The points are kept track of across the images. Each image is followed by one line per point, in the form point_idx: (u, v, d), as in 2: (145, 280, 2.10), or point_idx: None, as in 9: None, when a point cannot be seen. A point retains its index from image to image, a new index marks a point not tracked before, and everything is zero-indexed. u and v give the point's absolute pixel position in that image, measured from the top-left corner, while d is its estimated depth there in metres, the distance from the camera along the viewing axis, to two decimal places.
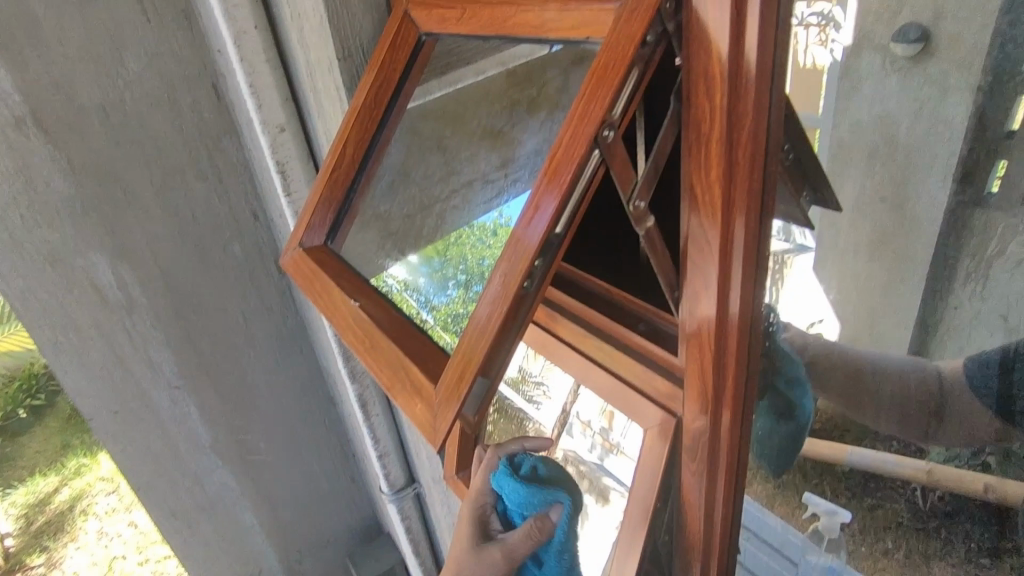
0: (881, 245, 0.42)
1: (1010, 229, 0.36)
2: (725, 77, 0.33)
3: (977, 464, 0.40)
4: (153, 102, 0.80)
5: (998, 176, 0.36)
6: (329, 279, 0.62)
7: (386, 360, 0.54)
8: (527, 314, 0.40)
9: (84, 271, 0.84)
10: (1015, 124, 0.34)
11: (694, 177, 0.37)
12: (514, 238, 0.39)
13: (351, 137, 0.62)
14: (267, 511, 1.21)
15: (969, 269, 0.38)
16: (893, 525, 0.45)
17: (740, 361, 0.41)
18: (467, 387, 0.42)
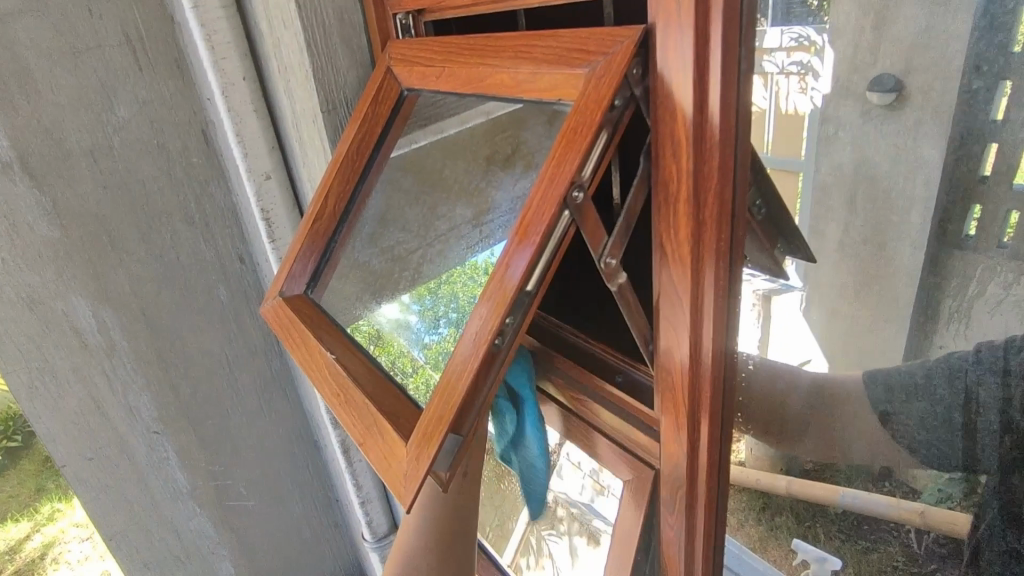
0: (867, 285, 0.42)
1: (988, 271, 0.37)
2: (689, 140, 0.34)
3: (970, 504, 0.45)
4: (142, 148, 0.81)
5: (974, 220, 0.37)
6: (306, 329, 0.61)
7: (358, 415, 0.52)
8: (499, 370, 0.40)
9: (64, 314, 0.83)
10: (987, 169, 0.36)
11: (664, 235, 0.38)
12: (487, 294, 0.39)
13: (333, 187, 0.62)
14: (246, 562, 1.17)
15: (952, 309, 0.40)
16: (888, 569, 0.49)
17: (715, 420, 0.41)
18: (436, 447, 0.40)
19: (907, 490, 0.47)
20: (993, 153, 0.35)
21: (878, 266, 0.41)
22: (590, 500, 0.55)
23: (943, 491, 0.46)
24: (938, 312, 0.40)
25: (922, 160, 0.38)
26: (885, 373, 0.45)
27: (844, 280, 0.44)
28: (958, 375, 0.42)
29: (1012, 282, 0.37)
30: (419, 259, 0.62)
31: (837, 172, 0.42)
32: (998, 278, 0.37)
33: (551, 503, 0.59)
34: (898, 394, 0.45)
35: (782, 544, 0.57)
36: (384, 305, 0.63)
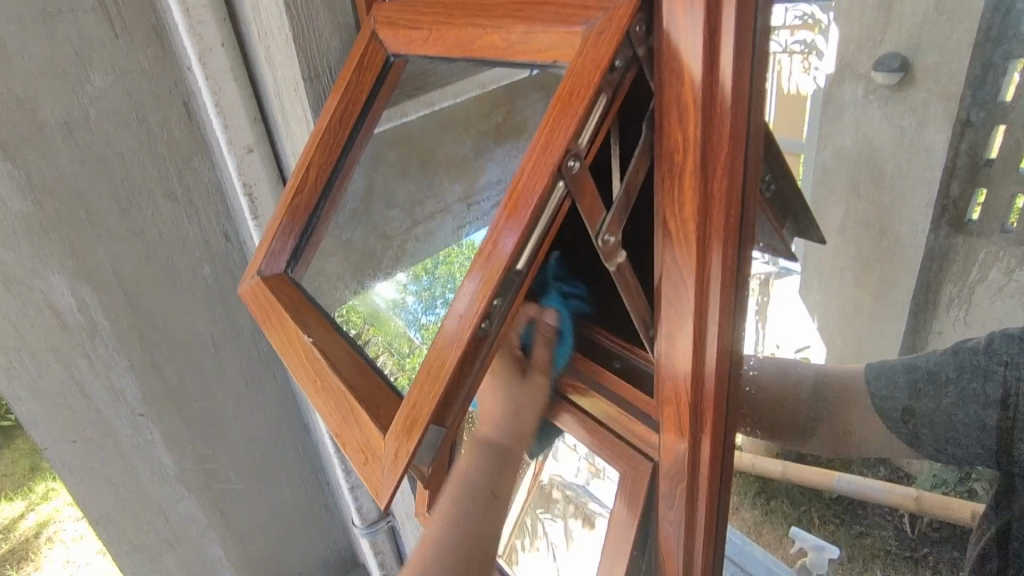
0: (868, 271, 0.42)
1: (992, 253, 0.36)
2: (697, 104, 0.32)
3: (964, 491, 0.43)
4: (120, 120, 0.79)
5: (979, 203, 0.37)
6: (284, 312, 0.60)
7: (336, 403, 0.51)
8: (486, 355, 0.38)
9: (42, 291, 0.83)
10: (992, 152, 0.36)
11: (668, 211, 0.36)
12: (473, 275, 0.37)
13: (314, 160, 0.61)
14: (236, 546, 1.17)
15: (953, 296, 0.40)
16: (882, 553, 0.45)
17: (719, 406, 0.39)
18: (417, 437, 0.39)
19: (902, 475, 0.46)
20: (1000, 135, 0.36)
21: (882, 249, 0.42)
22: (585, 483, 0.52)
23: (939, 477, 0.44)
24: (938, 296, 0.40)
25: (926, 147, 0.39)
26: (893, 368, 0.45)
27: (844, 266, 0.44)
28: (971, 368, 0.41)
29: (1012, 271, 0.36)
30: (404, 234, 0.61)
31: (839, 153, 0.42)
32: (999, 264, 0.36)
33: (547, 483, 0.56)
34: (903, 389, 0.45)
35: (777, 529, 0.54)
36: (380, 283, 0.61)
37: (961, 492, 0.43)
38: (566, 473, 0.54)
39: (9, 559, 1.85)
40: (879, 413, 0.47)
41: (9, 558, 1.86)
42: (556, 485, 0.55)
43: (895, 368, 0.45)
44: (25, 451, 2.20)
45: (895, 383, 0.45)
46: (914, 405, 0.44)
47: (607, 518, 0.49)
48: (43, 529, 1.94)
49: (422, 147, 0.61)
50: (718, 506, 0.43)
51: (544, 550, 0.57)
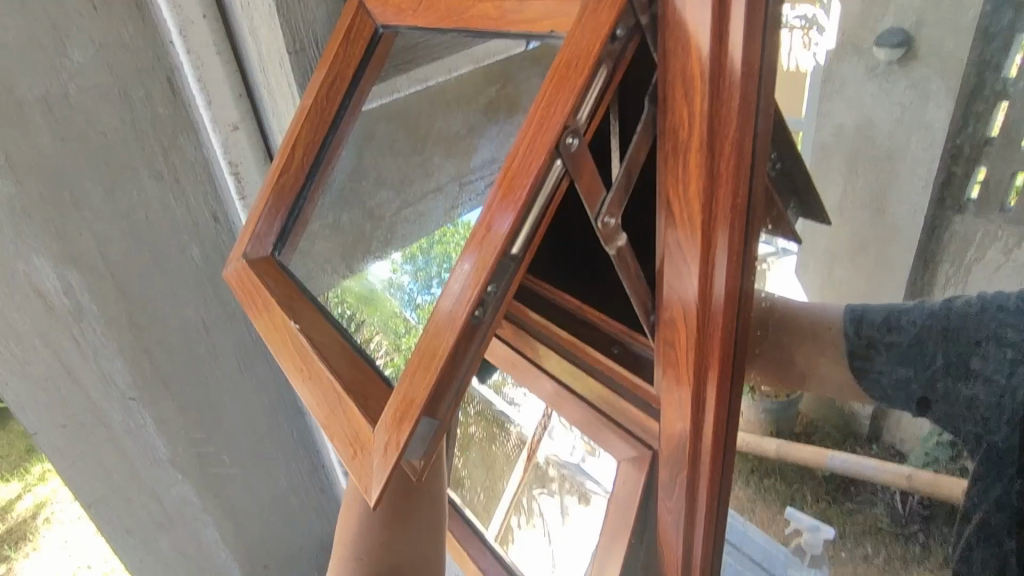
0: (861, 254, 0.48)
1: (988, 235, 0.43)
2: (705, 77, 0.30)
3: (955, 469, 0.47)
4: (102, 97, 0.77)
5: (978, 180, 0.43)
6: (269, 295, 0.58)
7: (324, 392, 0.50)
8: (480, 344, 0.37)
9: (26, 275, 0.81)
10: (993, 131, 0.42)
11: (671, 191, 0.34)
12: (466, 259, 0.36)
13: (302, 137, 0.59)
14: (232, 529, 1.17)
15: (950, 273, 0.45)
16: (872, 530, 0.52)
17: (722, 392, 0.38)
18: (408, 430, 0.38)
19: (893, 453, 0.51)
20: (999, 113, 0.42)
21: (877, 229, 0.48)
22: (580, 461, 0.51)
23: (931, 454, 0.49)
24: (933, 284, 0.45)
25: (927, 123, 0.45)
26: (874, 321, 0.44)
27: (843, 243, 0.49)
28: (955, 341, 0.41)
29: (1010, 249, 0.42)
30: (394, 213, 0.61)
31: (837, 133, 0.48)
32: (999, 242, 0.42)
33: (542, 462, 0.55)
34: (885, 353, 0.43)
35: (770, 506, 0.58)
36: (374, 264, 0.60)
37: (953, 470, 0.47)
38: (561, 452, 0.53)
39: None
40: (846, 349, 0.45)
41: None
42: (553, 464, 0.54)
43: (874, 319, 0.44)
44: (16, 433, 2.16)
45: (875, 341, 0.44)
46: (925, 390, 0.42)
47: (604, 499, 0.49)
48: None
49: (411, 122, 0.61)
50: (718, 496, 0.42)
51: (540, 526, 0.57)
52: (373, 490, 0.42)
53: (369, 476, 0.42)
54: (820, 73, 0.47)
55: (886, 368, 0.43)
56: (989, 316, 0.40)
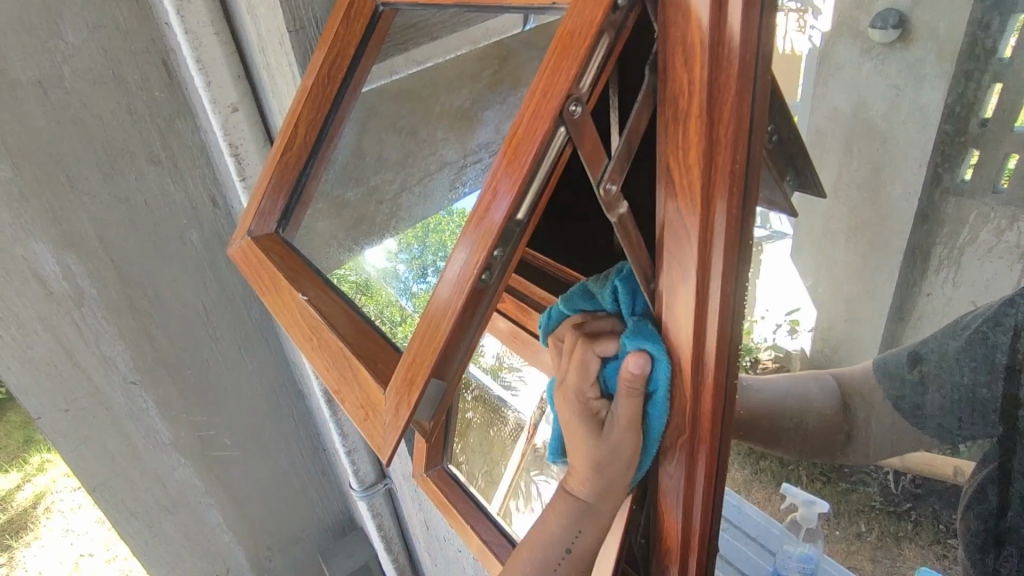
0: (858, 231, 0.44)
1: (981, 216, 0.37)
2: (704, 45, 0.31)
3: (948, 448, 0.43)
4: (96, 79, 0.79)
5: (971, 163, 0.37)
6: (273, 267, 0.60)
7: (334, 359, 0.51)
8: (486, 310, 0.38)
9: (25, 260, 0.83)
10: (987, 112, 0.36)
11: (672, 159, 0.35)
12: (470, 229, 0.36)
13: (303, 118, 0.60)
14: (234, 510, 1.20)
15: (943, 255, 0.39)
16: (865, 508, 0.50)
17: (722, 357, 0.38)
18: (417, 393, 0.39)
19: None
20: (993, 94, 0.36)
21: (876, 208, 0.43)
22: None
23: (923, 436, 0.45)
24: (929, 255, 0.40)
25: (923, 107, 0.39)
26: (898, 360, 0.44)
27: (838, 225, 0.46)
28: (975, 326, 0.40)
29: (1003, 231, 0.36)
30: (396, 191, 0.59)
31: (831, 116, 0.45)
32: (990, 225, 0.36)
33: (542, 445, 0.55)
34: (905, 363, 0.44)
35: (766, 486, 0.60)
36: (369, 252, 0.59)
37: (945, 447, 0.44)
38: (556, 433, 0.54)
39: (9, 529, 1.94)
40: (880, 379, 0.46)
41: (9, 527, 1.94)
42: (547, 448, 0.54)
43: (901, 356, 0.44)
44: (17, 424, 2.26)
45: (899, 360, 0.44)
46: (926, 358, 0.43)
47: None
48: (40, 500, 2.03)
49: (415, 101, 0.59)
50: (719, 465, 0.41)
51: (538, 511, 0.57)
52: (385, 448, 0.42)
53: (380, 436, 0.43)
54: (815, 55, 0.45)
55: (919, 401, 0.44)
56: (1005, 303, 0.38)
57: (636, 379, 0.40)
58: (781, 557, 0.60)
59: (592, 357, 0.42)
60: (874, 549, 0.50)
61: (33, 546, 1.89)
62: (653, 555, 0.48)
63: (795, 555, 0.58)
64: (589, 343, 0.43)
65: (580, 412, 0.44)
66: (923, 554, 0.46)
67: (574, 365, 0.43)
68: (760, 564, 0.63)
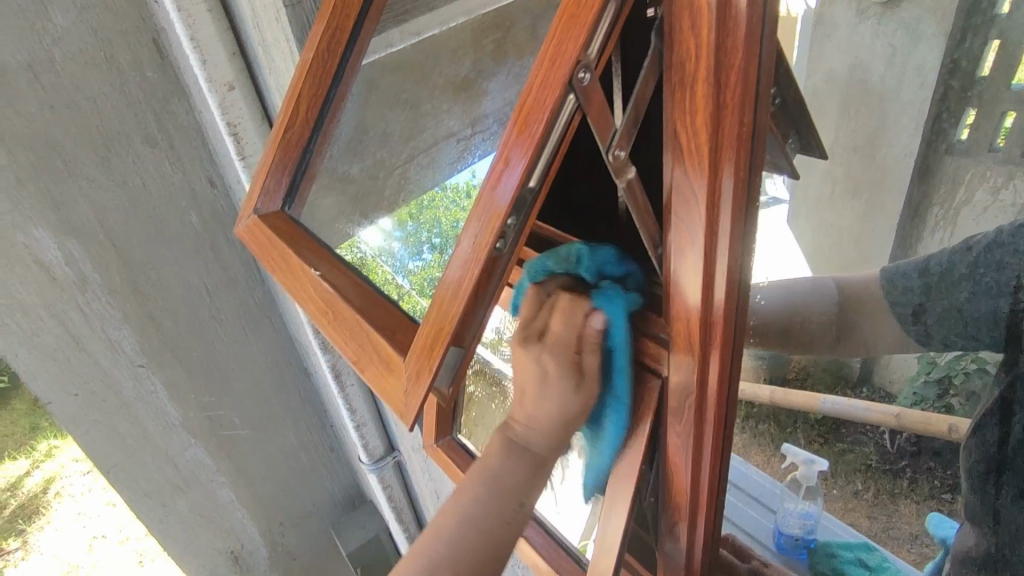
0: (848, 193, 0.49)
1: (977, 174, 0.39)
2: (711, 7, 0.30)
3: (942, 406, 0.45)
4: (89, 61, 0.81)
5: (968, 123, 0.39)
6: (286, 248, 0.59)
7: (350, 333, 0.51)
8: (501, 275, 0.38)
9: (26, 247, 0.87)
10: (985, 70, 0.38)
11: (678, 125, 0.35)
12: (484, 198, 0.36)
13: (304, 95, 0.58)
14: (245, 483, 1.28)
15: (939, 216, 0.43)
16: (863, 468, 0.53)
17: (729, 318, 0.38)
18: (438, 359, 0.39)
19: (883, 395, 0.51)
20: (992, 51, 0.37)
21: (868, 166, 0.47)
22: None
23: (918, 394, 0.46)
24: (926, 215, 0.44)
25: (915, 66, 0.43)
26: (905, 273, 0.45)
27: (832, 189, 0.50)
28: (976, 265, 0.39)
29: (997, 189, 0.39)
30: (405, 159, 0.60)
31: (830, 76, 0.49)
32: (986, 183, 0.39)
33: None
34: (916, 294, 0.44)
35: (764, 449, 0.63)
36: (364, 231, 0.61)
37: (939, 407, 0.45)
38: None
39: (17, 515, 2.36)
40: (896, 317, 0.46)
41: (18, 514, 2.36)
42: None
43: (907, 272, 0.45)
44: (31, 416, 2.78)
45: (908, 287, 0.44)
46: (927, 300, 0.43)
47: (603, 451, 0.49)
48: None
49: (416, 70, 0.60)
50: (727, 419, 0.42)
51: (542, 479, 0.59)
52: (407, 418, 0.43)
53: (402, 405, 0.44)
54: (810, 14, 0.50)
55: (929, 298, 0.43)
56: (1008, 235, 0.38)
57: (597, 336, 0.43)
58: (782, 515, 0.62)
59: (579, 308, 0.44)
60: (870, 505, 0.53)
61: (46, 529, 2.30)
62: (661, 513, 0.49)
63: (795, 513, 0.61)
64: (573, 301, 0.45)
65: (561, 361, 0.43)
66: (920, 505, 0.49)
67: (557, 313, 0.44)
68: (759, 522, 0.65)
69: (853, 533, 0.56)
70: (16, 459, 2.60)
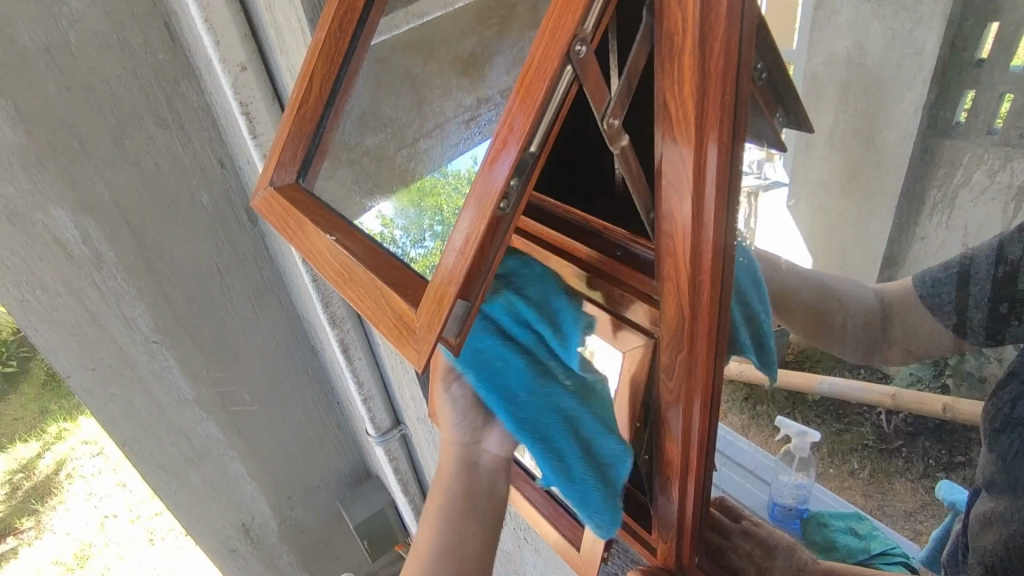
0: (850, 177, 0.43)
1: (975, 157, 0.35)
2: None
3: (937, 386, 0.41)
4: (103, 43, 0.84)
5: (966, 107, 0.35)
6: (302, 216, 0.61)
7: (365, 290, 0.53)
8: (504, 236, 0.40)
9: (44, 225, 0.90)
10: (984, 52, 0.34)
11: (668, 94, 0.36)
12: (489, 159, 0.38)
13: (318, 70, 0.61)
14: (254, 458, 1.32)
15: (937, 200, 0.38)
16: (860, 448, 0.49)
17: (717, 278, 0.41)
18: (447, 310, 0.41)
19: (880, 376, 0.45)
20: (991, 33, 0.34)
21: (862, 145, 0.41)
22: None
23: (914, 373, 0.42)
24: (921, 198, 0.39)
25: (917, 45, 0.37)
26: (936, 275, 0.40)
27: (833, 171, 0.44)
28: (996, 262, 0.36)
29: (996, 171, 0.34)
30: (415, 133, 0.61)
31: (828, 60, 0.42)
32: (984, 165, 0.35)
33: None
34: (948, 283, 0.39)
35: (762, 429, 0.59)
36: (365, 215, 0.61)
37: (935, 387, 0.41)
38: None
39: (34, 494, 2.48)
40: (922, 300, 0.41)
41: (35, 492, 2.48)
42: None
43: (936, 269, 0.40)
44: (35, 392, 2.88)
45: (940, 279, 0.40)
46: (947, 292, 0.40)
47: None
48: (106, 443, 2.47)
49: (429, 48, 0.61)
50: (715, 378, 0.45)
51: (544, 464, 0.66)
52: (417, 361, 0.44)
53: (412, 355, 0.45)
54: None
55: (933, 297, 0.40)
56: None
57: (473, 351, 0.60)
58: (775, 487, 0.61)
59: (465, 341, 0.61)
60: (866, 485, 0.50)
61: (59, 510, 2.42)
62: (656, 470, 0.53)
63: (789, 484, 0.59)
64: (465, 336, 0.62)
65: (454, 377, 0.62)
66: (914, 486, 0.45)
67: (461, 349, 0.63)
68: (751, 493, 0.63)
69: (845, 505, 0.52)
70: (28, 440, 2.68)
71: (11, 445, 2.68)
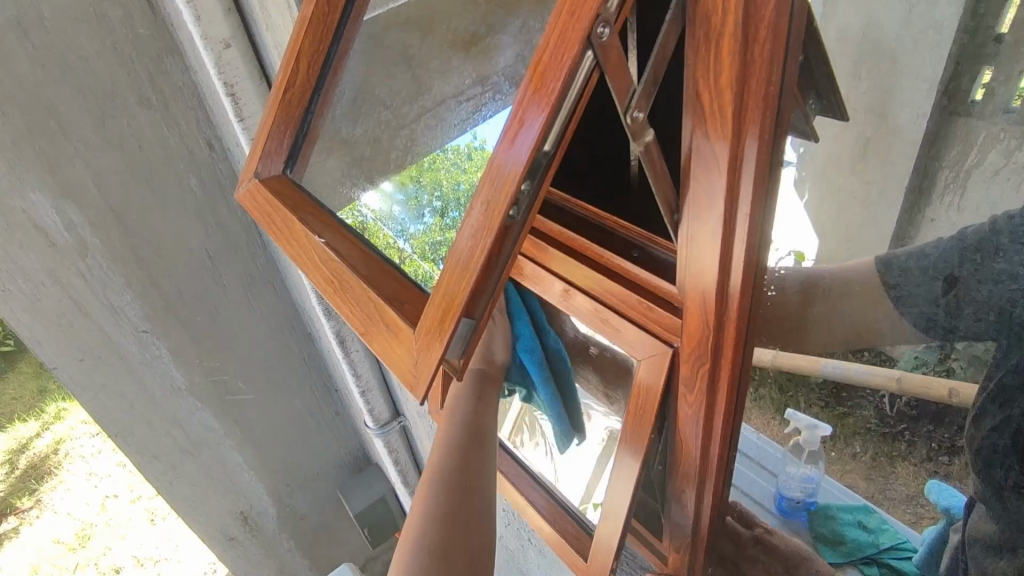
0: (864, 156, 0.40)
1: (991, 137, 0.32)
2: None
3: (943, 370, 0.38)
4: (80, 17, 0.80)
5: (983, 82, 0.33)
6: (289, 214, 0.58)
7: (357, 304, 0.50)
8: (514, 241, 0.37)
9: (25, 211, 0.87)
10: (1003, 27, 0.32)
11: (702, 83, 0.33)
12: (498, 160, 0.35)
13: (306, 50, 0.56)
14: (251, 444, 1.31)
15: (949, 180, 0.35)
16: (861, 432, 0.47)
17: (746, 289, 0.38)
18: (452, 327, 0.39)
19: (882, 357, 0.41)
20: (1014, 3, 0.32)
21: (884, 136, 0.39)
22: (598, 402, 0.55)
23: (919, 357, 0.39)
24: (934, 177, 0.36)
25: (937, 22, 0.35)
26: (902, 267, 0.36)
27: (844, 151, 0.42)
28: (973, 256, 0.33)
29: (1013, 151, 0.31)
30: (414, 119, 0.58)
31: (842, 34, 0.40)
32: (998, 146, 0.32)
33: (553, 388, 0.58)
34: (920, 278, 0.35)
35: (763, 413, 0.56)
36: (366, 194, 0.60)
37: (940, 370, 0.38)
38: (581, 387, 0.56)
39: (34, 474, 2.48)
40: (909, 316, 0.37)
41: (34, 473, 2.48)
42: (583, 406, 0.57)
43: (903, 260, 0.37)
44: (30, 372, 2.84)
45: (907, 269, 0.36)
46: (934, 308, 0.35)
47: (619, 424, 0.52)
48: None
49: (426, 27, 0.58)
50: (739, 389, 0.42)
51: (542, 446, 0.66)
52: (417, 389, 0.42)
53: (412, 376, 0.43)
54: None
55: (911, 289, 0.36)
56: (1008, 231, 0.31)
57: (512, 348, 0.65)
58: (782, 478, 0.58)
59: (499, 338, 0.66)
60: (869, 468, 0.48)
61: (59, 490, 2.44)
62: (669, 479, 0.51)
63: (796, 476, 0.56)
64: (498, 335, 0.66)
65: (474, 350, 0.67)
66: (919, 470, 0.44)
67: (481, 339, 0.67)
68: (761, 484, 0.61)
69: (851, 496, 0.51)
70: (27, 420, 2.68)
71: (10, 424, 2.67)
